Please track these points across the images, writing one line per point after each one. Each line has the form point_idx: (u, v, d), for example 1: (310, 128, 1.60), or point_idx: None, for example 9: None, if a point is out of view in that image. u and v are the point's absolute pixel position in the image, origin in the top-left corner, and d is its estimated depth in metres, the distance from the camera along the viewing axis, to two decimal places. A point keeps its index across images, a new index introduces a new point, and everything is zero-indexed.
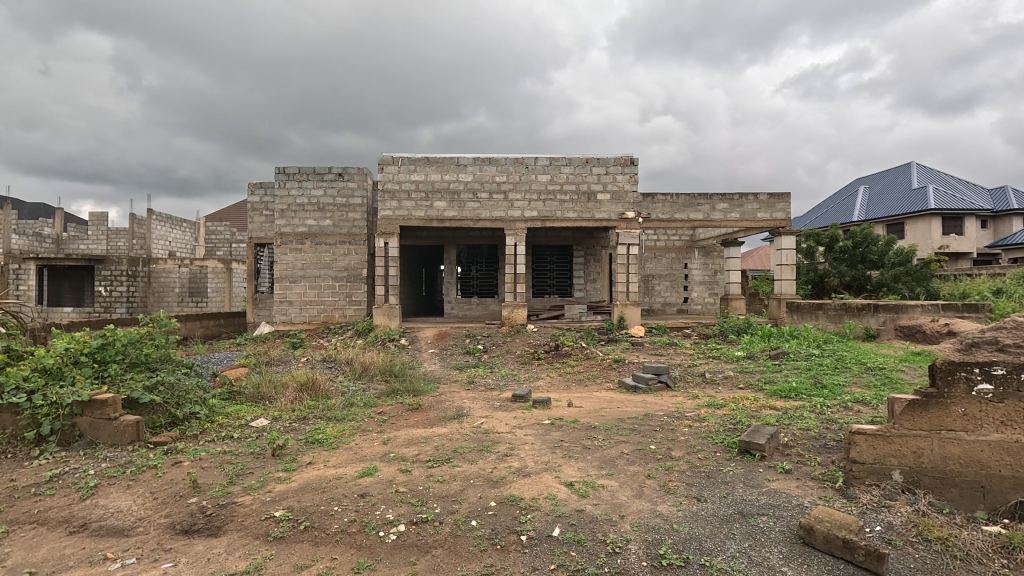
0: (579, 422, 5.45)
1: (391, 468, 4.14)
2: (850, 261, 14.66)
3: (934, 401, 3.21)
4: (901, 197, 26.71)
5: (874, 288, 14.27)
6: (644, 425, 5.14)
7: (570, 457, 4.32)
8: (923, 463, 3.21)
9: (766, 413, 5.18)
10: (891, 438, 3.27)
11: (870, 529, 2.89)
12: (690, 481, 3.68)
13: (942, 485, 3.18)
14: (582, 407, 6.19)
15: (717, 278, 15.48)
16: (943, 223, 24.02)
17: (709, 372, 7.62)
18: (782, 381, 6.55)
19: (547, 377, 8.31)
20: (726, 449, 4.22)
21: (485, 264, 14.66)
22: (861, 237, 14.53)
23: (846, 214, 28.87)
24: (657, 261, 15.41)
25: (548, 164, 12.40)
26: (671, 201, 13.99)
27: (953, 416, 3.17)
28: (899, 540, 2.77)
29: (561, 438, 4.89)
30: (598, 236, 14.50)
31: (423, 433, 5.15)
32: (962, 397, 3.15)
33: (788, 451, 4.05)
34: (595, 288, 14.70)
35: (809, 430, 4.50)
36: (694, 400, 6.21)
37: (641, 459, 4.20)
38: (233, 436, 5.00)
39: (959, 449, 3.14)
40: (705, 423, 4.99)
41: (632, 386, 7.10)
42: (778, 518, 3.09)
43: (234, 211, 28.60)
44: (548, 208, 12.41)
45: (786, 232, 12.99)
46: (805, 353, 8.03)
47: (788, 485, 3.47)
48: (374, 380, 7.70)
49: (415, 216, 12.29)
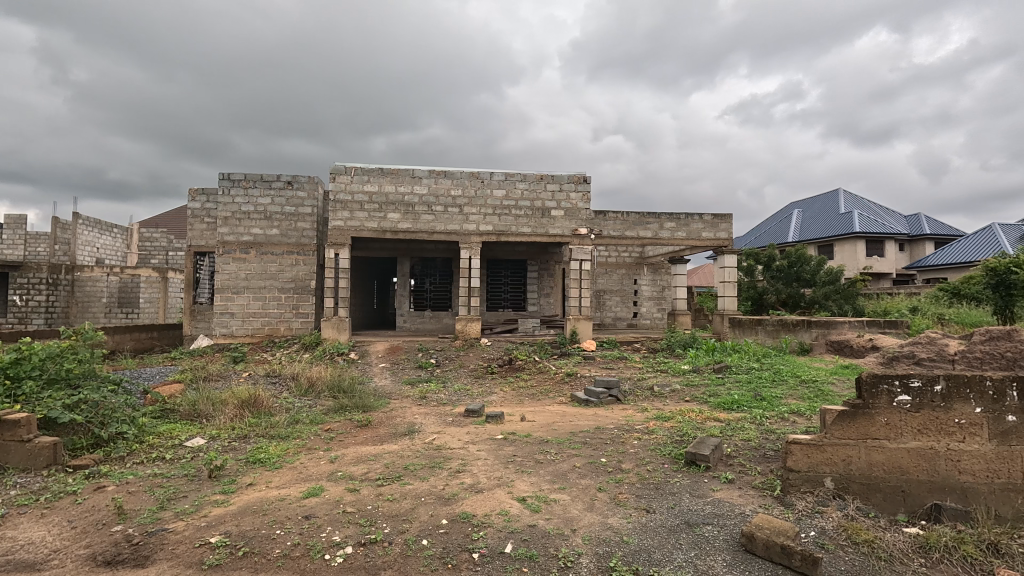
0: (531, 436, 5.47)
1: (338, 488, 3.99)
2: (786, 279, 15.58)
3: (861, 412, 3.42)
4: (830, 220, 28.70)
5: (807, 305, 15.19)
6: (595, 438, 5.22)
7: (522, 472, 4.31)
8: (851, 470, 3.42)
9: (710, 425, 5.38)
10: (823, 447, 3.47)
11: (806, 535, 3.04)
12: (639, 493, 3.75)
13: (868, 490, 3.40)
14: (534, 421, 6.21)
15: (664, 294, 16.03)
16: (867, 246, 26.05)
17: (657, 385, 7.84)
18: (724, 394, 6.84)
19: (500, 391, 8.28)
20: (673, 461, 4.35)
21: (439, 276, 14.55)
22: (795, 257, 15.50)
23: (782, 235, 30.71)
24: (608, 277, 15.81)
25: (503, 180, 12.52)
26: (622, 219, 14.44)
27: (877, 426, 3.38)
28: (830, 544, 2.93)
29: (514, 452, 4.88)
30: (551, 251, 14.72)
31: (372, 451, 5.00)
32: (885, 407, 3.37)
33: (731, 462, 4.21)
34: (548, 302, 14.90)
35: (750, 440, 4.71)
36: (644, 413, 6.37)
37: (592, 472, 4.26)
38: (165, 457, 4.68)
39: (882, 456, 3.37)
40: (653, 435, 5.14)
41: (584, 400, 7.20)
42: (722, 526, 3.20)
43: (172, 218, 27.08)
44: (502, 222, 12.51)
45: (728, 251, 13.66)
46: (745, 367, 8.42)
47: (731, 494, 3.61)
48: (320, 398, 7.41)
49: (367, 227, 12.08)
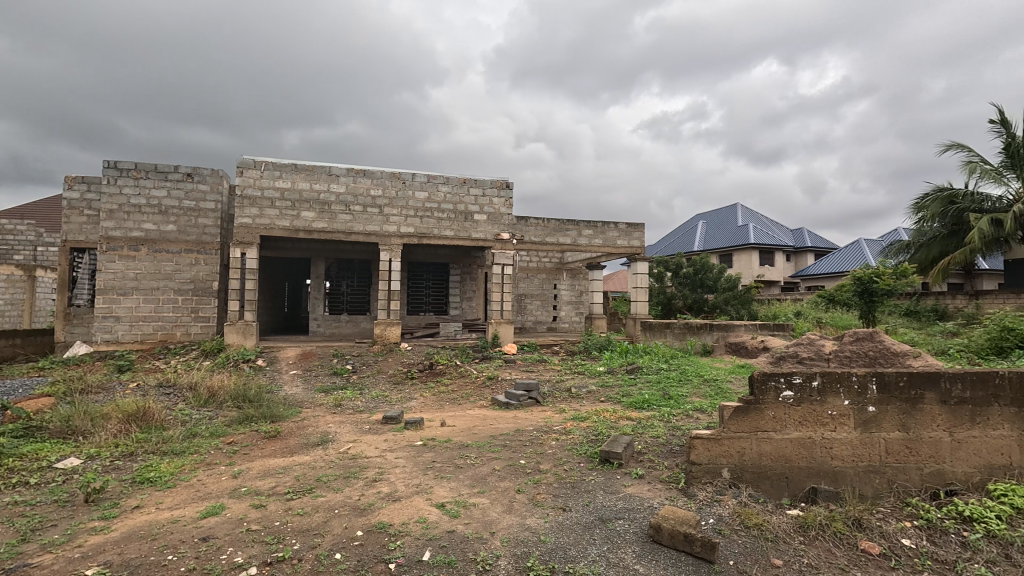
0: (452, 441, 5.42)
1: (241, 505, 3.71)
2: (692, 285, 16.76)
3: (753, 407, 3.76)
4: (729, 231, 31.33)
5: (710, 310, 16.45)
6: (515, 440, 5.30)
7: (441, 478, 4.27)
8: (745, 460, 3.74)
9: (623, 424, 5.65)
10: (722, 441, 3.76)
11: (705, 522, 3.28)
12: (556, 493, 3.85)
13: (759, 478, 3.73)
14: (455, 426, 6.17)
15: (582, 298, 16.61)
16: (760, 256, 28.73)
17: (574, 387, 8.10)
18: (636, 394, 7.21)
19: (420, 397, 8.13)
20: (588, 460, 4.52)
21: (356, 279, 14.04)
22: (700, 265, 16.73)
23: (689, 244, 33.03)
24: (529, 282, 16.10)
25: (426, 181, 12.35)
26: (542, 225, 14.78)
27: (766, 419, 3.73)
28: (726, 529, 3.19)
29: (433, 458, 4.82)
30: (474, 255, 14.73)
31: (281, 463, 4.70)
32: (773, 402, 3.74)
33: (641, 458, 4.45)
34: (469, 306, 14.89)
35: (658, 437, 5.02)
36: (562, 414, 6.55)
37: (512, 474, 4.31)
38: (29, 483, 4.08)
39: (770, 447, 3.72)
40: (570, 436, 5.30)
41: (504, 403, 7.27)
42: (632, 520, 3.37)
43: (43, 208, 23.80)
44: (424, 225, 12.32)
45: (640, 258, 14.45)
46: (655, 368, 8.95)
47: (641, 489, 3.82)
48: (222, 409, 6.84)
49: (278, 225, 11.39)
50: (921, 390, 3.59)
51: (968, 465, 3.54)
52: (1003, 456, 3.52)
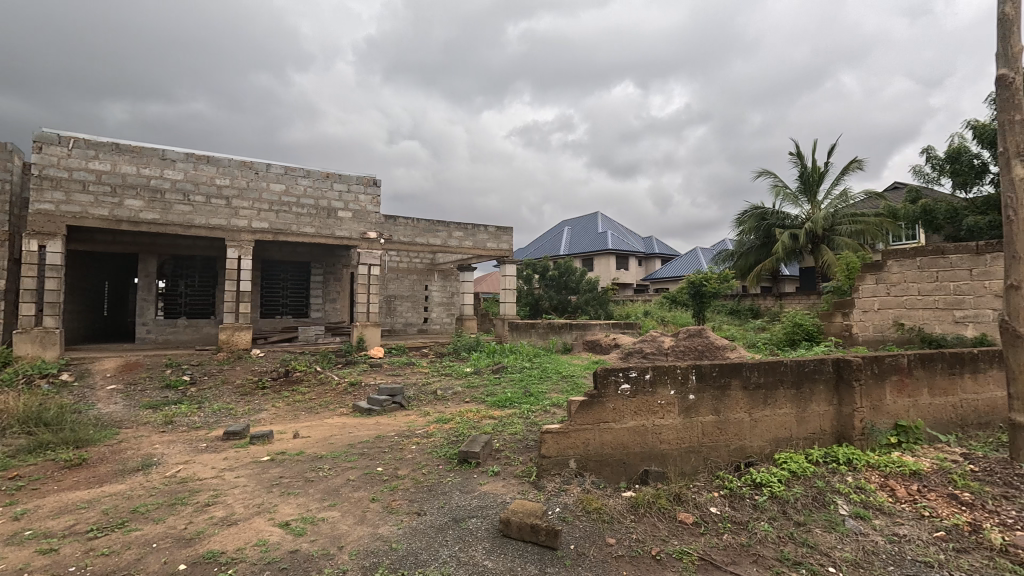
0: (304, 454, 5.06)
1: (22, 552, 3.06)
2: (556, 287, 17.76)
3: (596, 400, 4.08)
4: (591, 237, 33.82)
5: (572, 310, 17.58)
6: (373, 448, 5.12)
7: (288, 494, 3.96)
8: (589, 450, 4.05)
9: (484, 423, 5.79)
10: (569, 434, 4.03)
11: (552, 512, 3.50)
12: (412, 498, 3.81)
13: (601, 466, 4.06)
14: (309, 437, 5.78)
15: (453, 299, 16.67)
16: (616, 261, 31.48)
17: (440, 389, 8.09)
18: (499, 393, 7.44)
19: (271, 407, 7.47)
20: (447, 461, 4.55)
21: (198, 279, 12.45)
22: (564, 268, 17.79)
23: (555, 248, 34.96)
24: (398, 283, 15.71)
25: (283, 173, 11.41)
26: (412, 225, 14.54)
27: (607, 411, 4.08)
28: (569, 516, 3.44)
29: (281, 474, 4.46)
30: (338, 254, 13.97)
31: (84, 496, 3.97)
32: (613, 395, 4.09)
33: (498, 455, 4.60)
34: (333, 308, 14.08)
35: (516, 434, 5.23)
36: (425, 417, 6.49)
37: (367, 483, 4.16)
38: None
39: (611, 436, 4.07)
40: (431, 439, 5.28)
41: (366, 410, 6.99)
42: (484, 517, 3.46)
43: None
44: (280, 220, 11.37)
45: (508, 261, 14.93)
46: (519, 366, 9.31)
47: (496, 486, 3.95)
48: (5, 437, 5.58)
49: (93, 214, 9.65)
50: (728, 378, 4.21)
51: (761, 440, 4.24)
52: (786, 430, 4.28)
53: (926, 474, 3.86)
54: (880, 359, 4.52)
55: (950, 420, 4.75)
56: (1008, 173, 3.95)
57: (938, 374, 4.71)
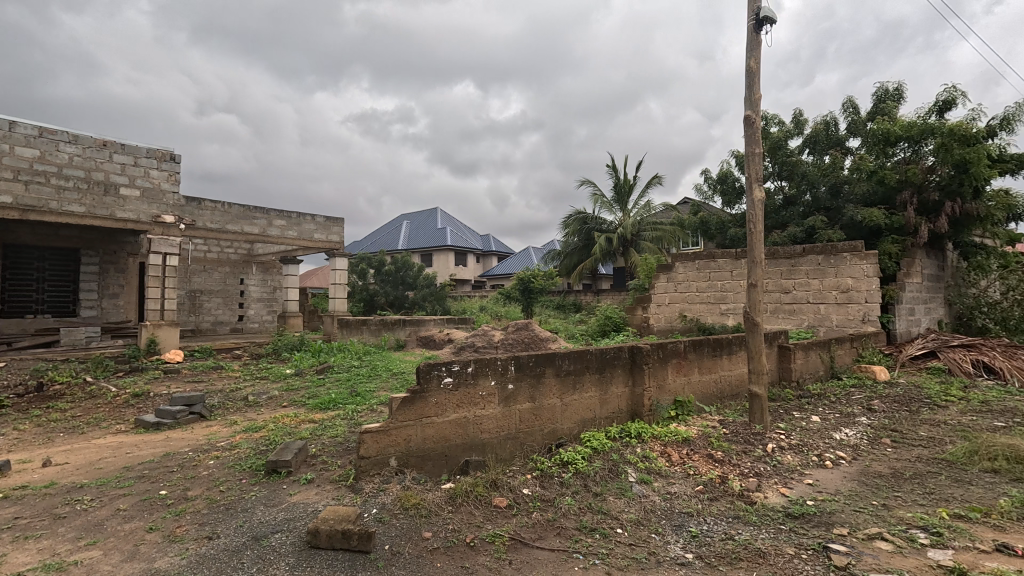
0: (56, 485, 4.07)
1: None
2: (392, 283, 17.29)
3: (418, 395, 3.97)
4: (429, 233, 33.72)
5: (409, 306, 17.31)
6: (158, 468, 4.35)
7: (24, 539, 3.14)
8: (410, 447, 3.95)
9: (301, 428, 5.34)
10: (389, 431, 3.88)
11: (367, 514, 3.37)
12: (203, 521, 3.33)
13: (422, 461, 4.00)
14: (67, 464, 4.67)
15: (275, 295, 15.11)
16: (454, 257, 31.92)
17: (252, 394, 7.24)
18: (323, 394, 6.94)
19: (12, 432, 5.87)
20: (252, 474, 4.08)
21: None
22: (400, 263, 17.40)
23: (393, 243, 34.04)
24: (205, 275, 13.69)
25: (37, 137, 9.27)
26: (223, 210, 12.81)
27: (429, 405, 4.01)
28: (386, 516, 3.34)
29: (16, 514, 3.51)
30: (122, 239, 11.64)
31: None
32: (435, 389, 4.03)
33: (313, 462, 4.28)
34: (114, 305, 11.66)
35: (336, 436, 4.94)
36: (232, 427, 5.75)
37: (144, 511, 3.51)
38: None
39: (433, 430, 4.02)
40: (235, 451, 4.69)
41: (154, 424, 5.92)
42: (291, 530, 3.18)
43: None
44: (33, 195, 9.13)
45: (339, 253, 14.05)
46: (347, 365, 8.83)
47: (308, 495, 3.67)
48: None
49: None
50: (543, 367, 4.49)
51: (571, 422, 4.62)
52: (591, 412, 4.74)
53: (692, 440, 4.66)
54: (665, 345, 5.32)
55: (713, 394, 5.81)
56: (751, 195, 4.97)
57: (705, 356, 5.73)
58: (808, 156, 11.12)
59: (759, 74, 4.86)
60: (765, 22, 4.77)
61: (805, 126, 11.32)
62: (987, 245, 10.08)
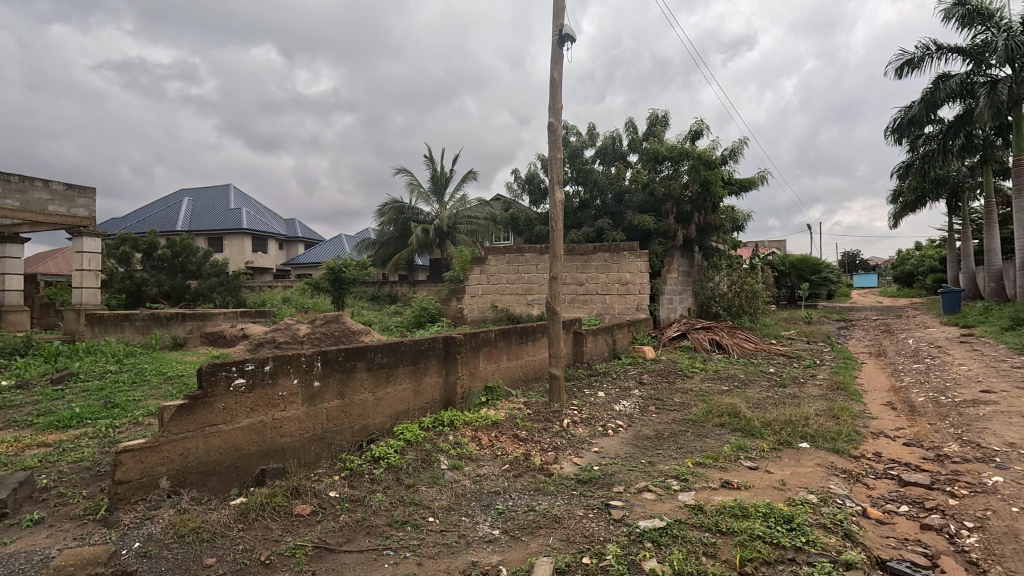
0: None
1: None
2: (169, 270, 14.52)
3: (200, 402, 3.32)
4: (220, 213, 29.24)
5: (192, 298, 14.77)
6: None
7: None
8: (188, 462, 3.29)
9: (26, 456, 4.12)
10: (159, 447, 3.17)
11: (126, 552, 2.74)
12: None
13: (204, 477, 3.37)
14: None
15: None
16: (252, 242, 28.31)
17: None
18: (61, 410, 5.46)
19: None
20: None
21: None
22: (180, 247, 14.71)
23: (169, 222, 28.59)
24: None
25: None
26: None
27: (214, 412, 3.39)
28: (154, 548, 2.78)
29: None
30: None
31: None
32: (223, 393, 3.42)
33: (44, 497, 3.33)
34: None
35: (81, 460, 3.93)
36: None
37: None
38: None
39: (219, 440, 3.41)
40: None
41: None
42: None
43: None
44: None
45: (88, 232, 11.22)
46: (100, 372, 7.11)
47: (34, 541, 2.84)
48: None
49: None
50: (353, 361, 4.20)
51: (383, 416, 4.44)
52: (404, 404, 4.65)
53: (500, 422, 4.95)
54: (476, 334, 5.52)
55: (519, 378, 6.26)
56: (552, 196, 5.45)
57: (513, 343, 6.13)
58: (599, 165, 12.64)
59: (561, 86, 5.34)
60: (566, 39, 5.25)
61: (597, 139, 12.90)
62: (720, 249, 12.88)
